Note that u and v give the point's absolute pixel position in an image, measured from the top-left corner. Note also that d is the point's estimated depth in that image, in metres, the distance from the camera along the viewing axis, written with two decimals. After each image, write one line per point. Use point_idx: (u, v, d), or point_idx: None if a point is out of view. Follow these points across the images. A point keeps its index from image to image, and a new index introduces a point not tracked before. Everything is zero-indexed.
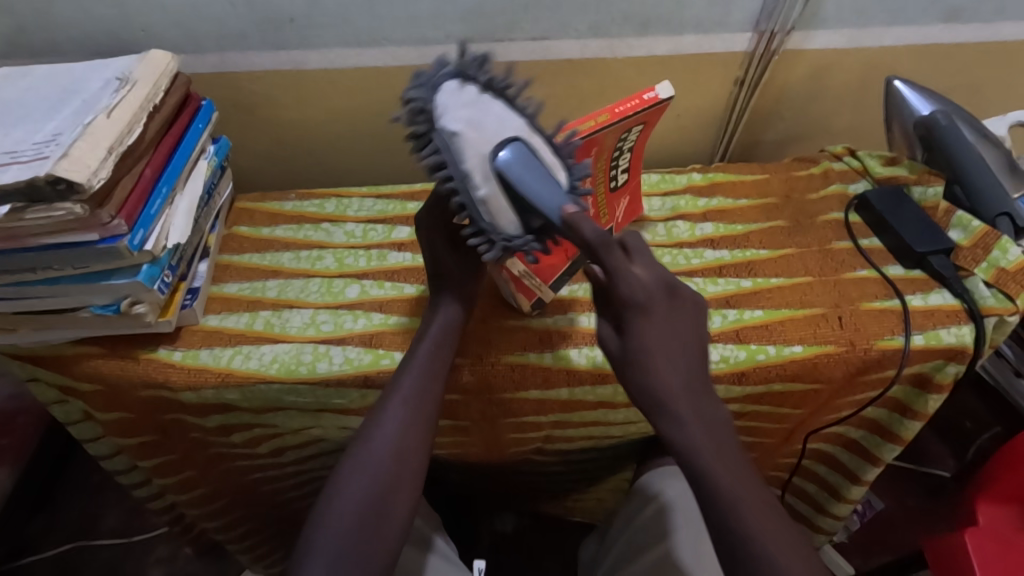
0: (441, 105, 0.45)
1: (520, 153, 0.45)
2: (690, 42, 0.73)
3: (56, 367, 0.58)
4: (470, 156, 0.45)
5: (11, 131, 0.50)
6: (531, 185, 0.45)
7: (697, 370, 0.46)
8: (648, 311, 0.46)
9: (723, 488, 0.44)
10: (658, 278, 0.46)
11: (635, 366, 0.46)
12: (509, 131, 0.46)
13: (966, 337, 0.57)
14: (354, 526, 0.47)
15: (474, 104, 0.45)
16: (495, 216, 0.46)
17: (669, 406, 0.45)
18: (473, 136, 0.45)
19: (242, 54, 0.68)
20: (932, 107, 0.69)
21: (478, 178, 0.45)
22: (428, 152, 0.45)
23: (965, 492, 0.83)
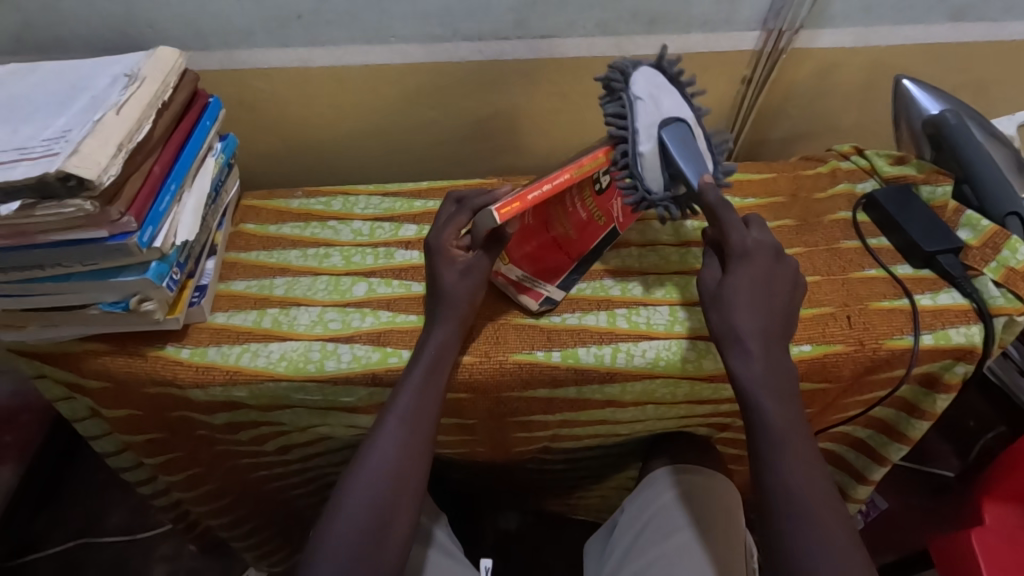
0: (638, 74, 0.55)
1: (684, 131, 0.54)
2: (698, 41, 0.73)
3: (64, 364, 0.58)
4: (644, 117, 0.54)
5: (20, 128, 0.50)
6: (684, 157, 0.53)
7: (780, 320, 0.49)
8: (748, 262, 0.50)
9: (776, 426, 0.47)
10: (766, 242, 0.51)
11: (722, 302, 0.50)
12: (678, 113, 0.55)
13: (975, 336, 0.57)
14: (356, 545, 0.47)
15: (659, 83, 0.56)
16: (643, 174, 0.54)
17: (747, 340, 0.48)
18: (651, 106, 0.54)
19: (248, 51, 0.68)
20: (942, 106, 0.69)
21: (644, 137, 0.54)
22: (614, 104, 0.55)
23: (971, 492, 0.83)
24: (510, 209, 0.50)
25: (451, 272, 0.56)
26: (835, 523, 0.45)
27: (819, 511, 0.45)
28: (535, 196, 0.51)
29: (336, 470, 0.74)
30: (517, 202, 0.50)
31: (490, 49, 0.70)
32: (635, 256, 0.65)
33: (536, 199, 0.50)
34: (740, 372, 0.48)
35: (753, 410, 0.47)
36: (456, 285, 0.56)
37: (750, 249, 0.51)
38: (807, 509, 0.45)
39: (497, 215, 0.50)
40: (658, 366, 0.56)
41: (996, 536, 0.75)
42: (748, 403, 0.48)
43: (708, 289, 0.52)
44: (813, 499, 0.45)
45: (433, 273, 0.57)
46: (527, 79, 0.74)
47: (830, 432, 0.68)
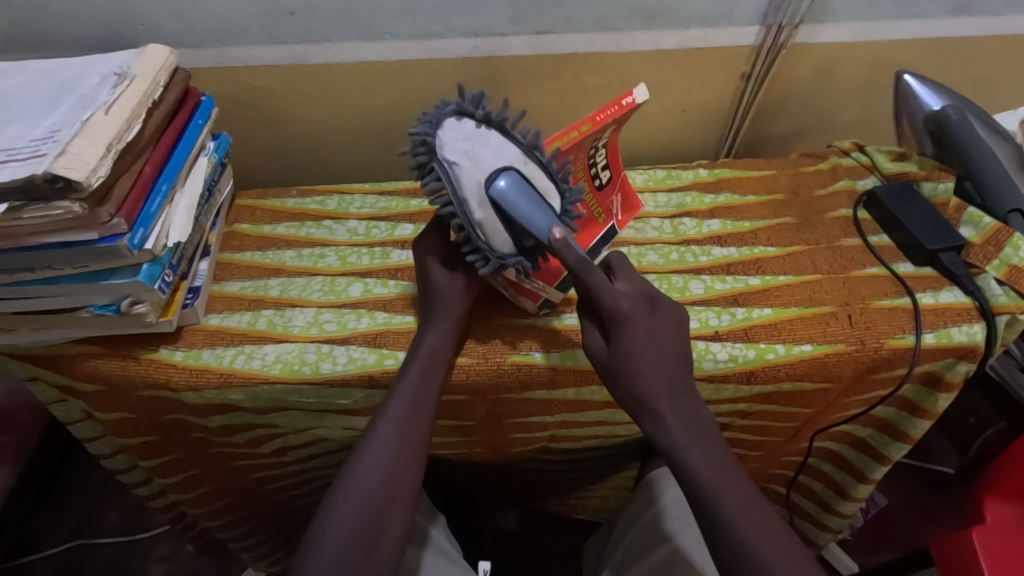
0: (441, 137, 0.48)
1: (513, 181, 0.48)
2: (696, 36, 0.72)
3: (56, 367, 0.57)
4: (467, 184, 0.48)
5: (7, 128, 0.49)
6: (525, 208, 0.48)
7: (676, 374, 0.49)
8: (630, 323, 0.49)
9: (707, 481, 0.46)
10: (638, 292, 0.51)
11: (619, 372, 0.48)
12: (505, 160, 0.49)
13: (977, 335, 0.56)
14: (350, 552, 0.46)
15: (472, 136, 0.49)
16: (491, 236, 0.50)
17: (653, 407, 0.48)
18: (472, 166, 0.48)
19: (242, 48, 0.67)
20: (943, 101, 0.68)
21: (474, 202, 0.49)
22: (432, 179, 0.49)
23: (971, 490, 0.83)
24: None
25: (441, 272, 0.56)
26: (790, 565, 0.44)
27: (772, 555, 0.44)
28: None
29: (333, 471, 0.73)
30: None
31: (486, 46, 0.70)
32: (635, 255, 0.65)
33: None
34: (658, 436, 0.48)
35: (682, 472, 0.47)
36: (448, 285, 0.55)
37: (630, 306, 0.49)
38: (763, 560, 0.43)
39: None
40: None
41: (997, 535, 0.74)
42: (676, 465, 0.47)
43: (601, 354, 0.50)
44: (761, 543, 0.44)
45: (423, 274, 0.57)
46: (524, 75, 0.73)
47: (831, 431, 0.67)
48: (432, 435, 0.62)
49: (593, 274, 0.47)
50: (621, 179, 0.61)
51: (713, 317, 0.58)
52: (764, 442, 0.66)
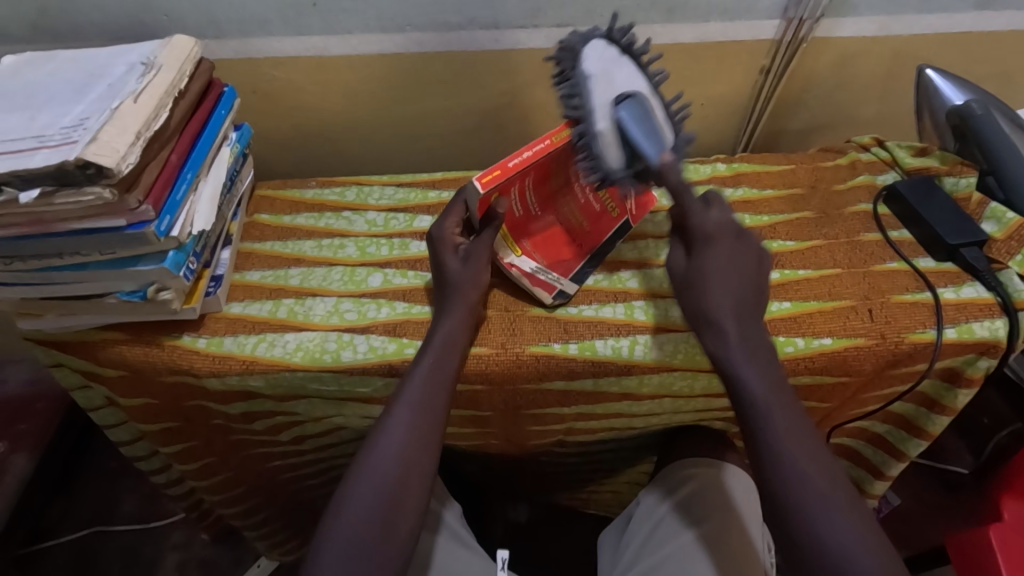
0: (586, 52, 0.54)
1: (637, 104, 0.51)
2: (716, 29, 0.71)
3: (81, 353, 0.58)
4: (598, 95, 0.52)
5: (38, 115, 0.50)
6: (639, 130, 0.50)
7: (753, 297, 0.50)
8: (712, 244, 0.51)
9: (758, 394, 0.47)
10: (726, 223, 0.52)
11: (692, 285, 0.51)
12: (629, 89, 0.53)
13: (999, 331, 0.56)
14: (365, 535, 0.46)
15: (609, 61, 0.54)
16: (603, 152, 0.51)
17: (719, 320, 0.49)
18: (603, 82, 0.52)
19: (264, 39, 0.67)
20: (966, 96, 0.67)
21: (600, 114, 0.51)
22: (565, 84, 0.53)
23: (987, 489, 0.82)
24: (490, 176, 0.53)
25: (454, 261, 0.56)
26: (827, 481, 0.44)
27: (817, 479, 0.44)
28: (515, 163, 0.54)
29: (350, 459, 0.74)
30: (498, 170, 0.54)
31: (505, 38, 0.70)
32: (653, 248, 0.65)
33: (515, 166, 0.54)
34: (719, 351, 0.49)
35: (736, 386, 0.48)
36: (461, 272, 0.56)
37: (712, 230, 0.52)
38: (803, 482, 0.44)
39: (480, 183, 0.53)
40: (676, 359, 0.56)
41: (1015, 533, 0.74)
42: (729, 379, 0.48)
43: (679, 272, 0.53)
44: (805, 465, 0.44)
45: (438, 264, 0.57)
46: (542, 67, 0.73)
47: (848, 426, 0.67)
48: (448, 426, 0.63)
49: (688, 196, 0.51)
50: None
51: None
52: None
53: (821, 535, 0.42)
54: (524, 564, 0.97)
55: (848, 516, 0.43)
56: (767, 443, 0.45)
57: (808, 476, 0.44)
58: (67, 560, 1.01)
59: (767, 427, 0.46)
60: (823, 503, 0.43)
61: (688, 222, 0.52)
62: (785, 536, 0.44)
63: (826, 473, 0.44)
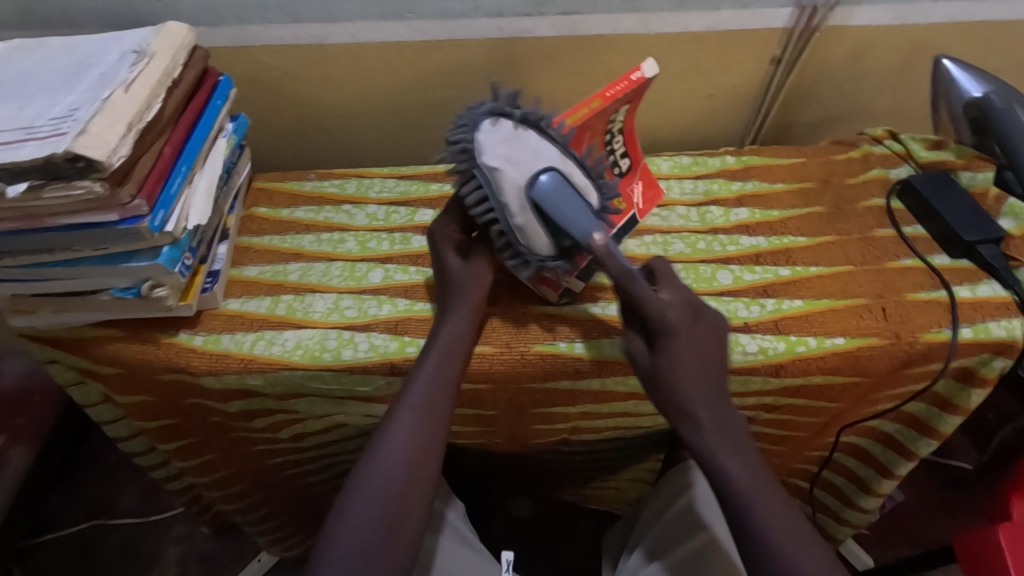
0: (481, 140, 0.49)
1: (555, 180, 0.49)
2: (726, 18, 0.70)
3: (76, 350, 0.57)
4: (509, 191, 0.49)
5: (26, 105, 0.48)
6: (565, 213, 0.49)
7: (719, 380, 0.48)
8: (676, 332, 0.47)
9: (740, 477, 0.46)
10: (682, 301, 0.50)
11: (662, 384, 0.47)
12: (542, 163, 0.49)
13: (1016, 331, 0.55)
14: (367, 544, 0.45)
15: (512, 138, 0.49)
16: (531, 241, 0.51)
17: (694, 413, 0.46)
18: (515, 168, 0.49)
19: (261, 26, 0.65)
20: (985, 87, 0.65)
21: (517, 206, 0.49)
22: (472, 184, 0.50)
23: (996, 487, 0.81)
24: None
25: (457, 258, 0.55)
26: (816, 561, 0.43)
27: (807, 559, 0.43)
28: None
29: (350, 457, 0.73)
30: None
31: (510, 26, 0.68)
32: (661, 244, 0.63)
33: None
34: (696, 443, 0.47)
35: (716, 476, 0.46)
36: (463, 270, 0.54)
37: (672, 318, 0.47)
38: (788, 554, 0.43)
39: None
40: None
41: None
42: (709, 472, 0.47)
43: (643, 367, 0.48)
44: (794, 547, 0.44)
45: (439, 260, 0.56)
46: (547, 57, 0.71)
47: (857, 425, 0.65)
48: (452, 425, 0.61)
49: (636, 283, 0.47)
50: (642, 168, 0.61)
51: (743, 308, 0.57)
52: (789, 435, 0.65)
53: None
54: (527, 559, 0.96)
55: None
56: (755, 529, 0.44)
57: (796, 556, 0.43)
58: (68, 554, 1.00)
59: (755, 508, 0.45)
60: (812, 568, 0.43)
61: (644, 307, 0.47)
62: None
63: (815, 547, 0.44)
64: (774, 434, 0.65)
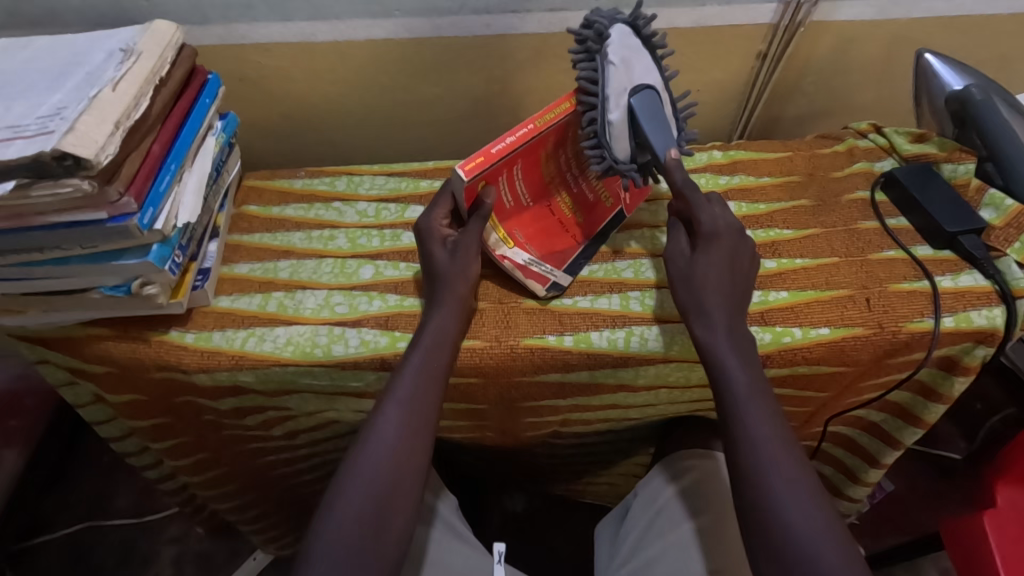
0: (610, 36, 0.54)
1: (649, 98, 0.54)
2: (713, 13, 0.70)
3: (67, 349, 0.57)
4: (616, 85, 0.53)
5: (12, 105, 0.48)
6: (651, 123, 0.54)
7: (742, 297, 0.51)
8: (717, 241, 0.52)
9: (740, 383, 0.47)
10: (728, 221, 0.53)
11: (692, 279, 0.51)
12: (649, 79, 0.55)
13: (997, 319, 0.56)
14: (357, 536, 0.45)
15: (632, 47, 0.54)
16: (614, 140, 0.54)
17: (710, 312, 0.49)
18: (624, 70, 0.54)
19: (249, 25, 0.65)
20: (966, 81, 0.65)
21: (614, 104, 0.53)
22: (588, 69, 0.54)
23: (981, 475, 0.83)
24: (474, 163, 0.53)
25: (442, 252, 0.55)
26: (799, 481, 0.44)
27: (790, 469, 0.44)
28: (500, 148, 0.53)
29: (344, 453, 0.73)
30: (482, 156, 0.53)
31: (498, 23, 0.68)
32: (648, 237, 0.64)
33: (499, 152, 0.53)
34: (704, 339, 0.49)
35: (717, 372, 0.48)
36: (451, 264, 0.55)
37: (715, 229, 0.52)
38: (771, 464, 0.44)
39: (463, 171, 0.52)
40: (672, 350, 0.55)
41: (1009, 518, 0.74)
42: (711, 371, 0.49)
43: (678, 262, 0.53)
44: (779, 459, 0.45)
45: (426, 255, 0.56)
46: (535, 54, 0.72)
47: (843, 415, 0.67)
48: (443, 419, 0.62)
49: (693, 195, 0.53)
50: None
51: None
52: None
53: (793, 525, 0.42)
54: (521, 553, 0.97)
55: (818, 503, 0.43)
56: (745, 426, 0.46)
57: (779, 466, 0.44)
58: (62, 557, 1.00)
59: (744, 416, 0.46)
60: (795, 486, 0.44)
61: (696, 218, 0.53)
62: (755, 522, 0.43)
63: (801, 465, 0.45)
64: None
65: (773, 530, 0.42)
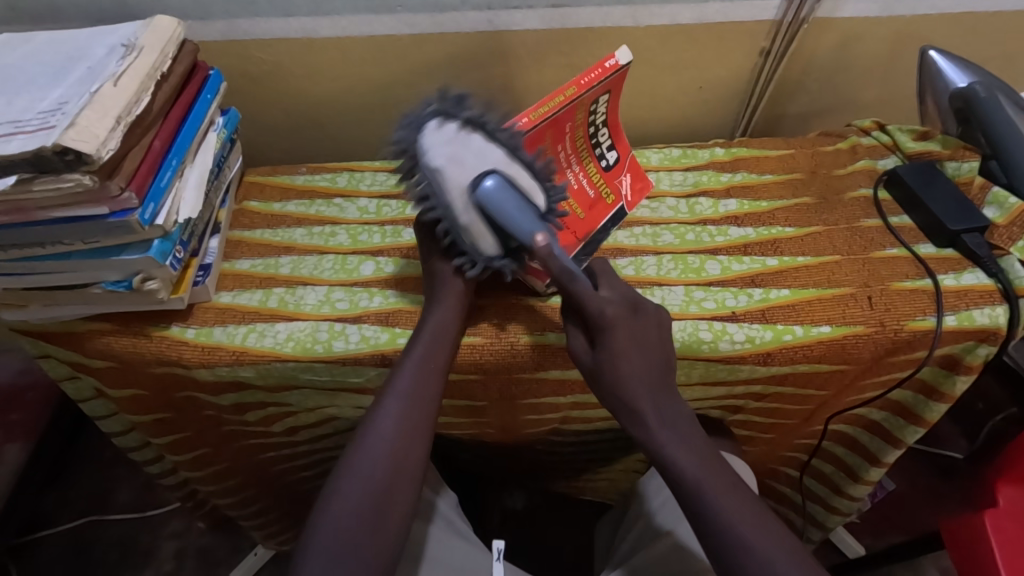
0: (423, 145, 0.49)
1: (499, 183, 0.49)
2: (715, 10, 0.70)
3: (68, 344, 0.57)
4: (453, 190, 0.50)
5: (14, 100, 0.48)
6: (506, 208, 0.49)
7: (662, 373, 0.49)
8: (612, 331, 0.48)
9: (687, 471, 0.47)
10: (620, 297, 0.50)
11: (605, 379, 0.48)
12: (487, 164, 0.50)
13: (1000, 318, 0.55)
14: (355, 531, 0.45)
15: (453, 142, 0.49)
16: (474, 240, 0.52)
17: (637, 408, 0.48)
18: (455, 168, 0.49)
19: (251, 20, 0.65)
20: (971, 78, 0.65)
21: (460, 206, 0.50)
22: (419, 183, 0.50)
23: (983, 475, 0.83)
24: None
25: (443, 248, 0.55)
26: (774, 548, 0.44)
27: (761, 542, 0.44)
28: None
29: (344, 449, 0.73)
30: None
31: (500, 19, 0.68)
32: (650, 235, 0.64)
33: None
34: (640, 435, 0.48)
35: (666, 468, 0.48)
36: (451, 260, 0.55)
37: (611, 314, 0.48)
38: (742, 543, 0.44)
39: None
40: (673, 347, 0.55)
41: (1009, 518, 0.74)
42: (659, 463, 0.48)
43: (585, 364, 0.50)
44: (750, 533, 0.44)
45: (427, 251, 0.56)
46: (536, 51, 0.71)
47: (843, 413, 0.66)
48: (443, 415, 0.62)
49: (575, 282, 0.48)
50: (630, 159, 0.63)
51: (730, 297, 0.58)
52: (777, 423, 0.66)
53: None
54: (521, 551, 0.97)
55: (794, 567, 0.43)
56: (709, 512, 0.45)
57: (755, 545, 0.44)
58: (64, 551, 1.01)
59: (705, 501, 0.46)
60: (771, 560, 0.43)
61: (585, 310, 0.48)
62: None
63: (771, 534, 0.45)
64: (761, 421, 0.66)
65: None
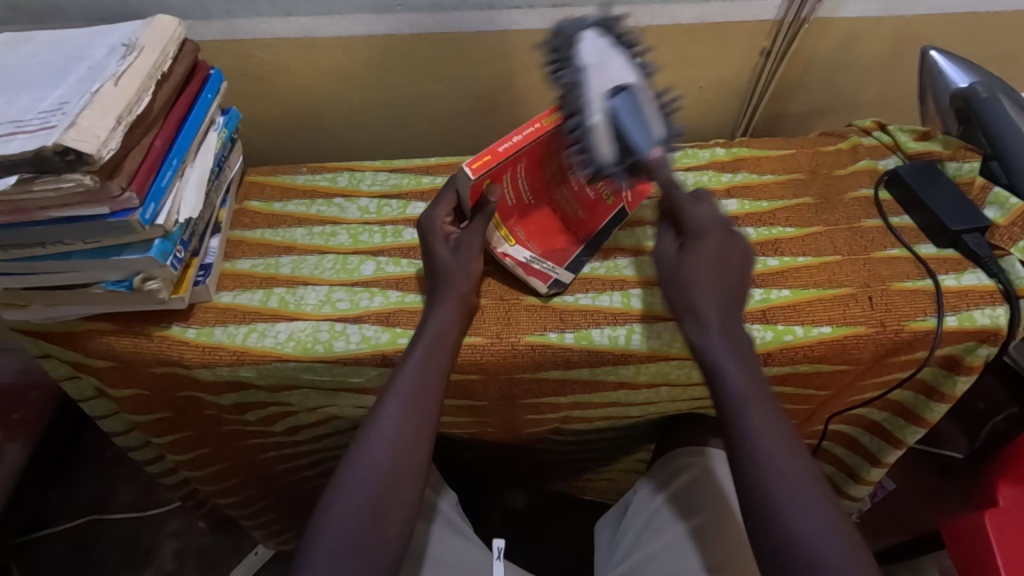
0: (581, 41, 0.52)
1: (631, 95, 0.51)
2: (716, 10, 0.70)
3: (69, 344, 0.57)
4: (593, 87, 0.50)
5: (15, 100, 0.48)
6: (632, 123, 0.50)
7: (737, 293, 0.50)
8: (703, 239, 0.51)
9: (736, 384, 0.46)
10: (715, 218, 0.52)
11: (680, 280, 0.50)
12: (624, 79, 0.51)
13: (1000, 319, 0.55)
14: (357, 531, 0.45)
15: (605, 50, 0.52)
16: (595, 145, 0.50)
17: (702, 312, 0.49)
18: (597, 72, 0.51)
19: (252, 20, 0.65)
20: (971, 79, 0.65)
21: (593, 106, 0.50)
22: (565, 75, 0.52)
23: (983, 475, 0.83)
24: (480, 162, 0.52)
25: (444, 249, 0.55)
26: (803, 487, 0.43)
27: (791, 474, 0.43)
28: (506, 148, 0.52)
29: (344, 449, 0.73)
30: (488, 156, 0.52)
31: (500, 19, 0.68)
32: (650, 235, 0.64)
33: (505, 151, 0.52)
34: (699, 340, 0.48)
35: (714, 375, 0.47)
36: (452, 261, 0.55)
37: (705, 226, 0.52)
38: (776, 469, 0.43)
39: (468, 169, 0.52)
40: (673, 348, 0.55)
41: (1010, 517, 0.74)
42: (709, 370, 0.48)
43: (665, 263, 0.52)
44: (782, 469, 0.44)
45: (428, 252, 0.56)
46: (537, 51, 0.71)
47: (843, 413, 0.66)
48: (443, 415, 0.62)
49: (677, 192, 0.53)
50: None
51: None
52: None
53: (794, 531, 0.42)
54: (521, 550, 0.97)
55: (818, 508, 0.42)
56: (746, 436, 0.45)
57: (784, 473, 0.43)
58: (65, 550, 1.01)
59: (744, 421, 0.45)
60: (800, 496, 0.43)
61: (682, 214, 0.53)
62: (760, 520, 0.43)
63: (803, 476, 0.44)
64: None
65: (776, 534, 0.42)
